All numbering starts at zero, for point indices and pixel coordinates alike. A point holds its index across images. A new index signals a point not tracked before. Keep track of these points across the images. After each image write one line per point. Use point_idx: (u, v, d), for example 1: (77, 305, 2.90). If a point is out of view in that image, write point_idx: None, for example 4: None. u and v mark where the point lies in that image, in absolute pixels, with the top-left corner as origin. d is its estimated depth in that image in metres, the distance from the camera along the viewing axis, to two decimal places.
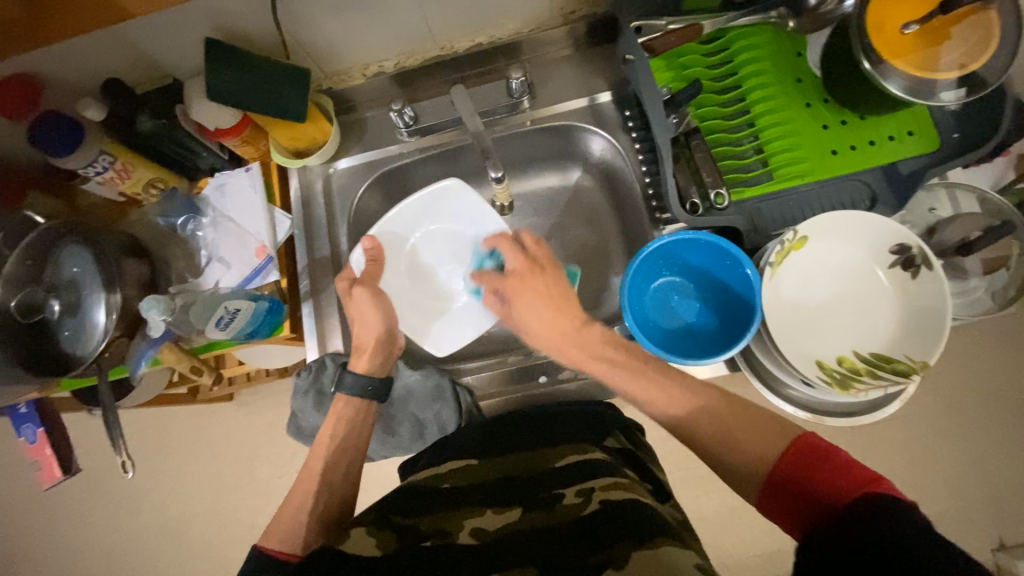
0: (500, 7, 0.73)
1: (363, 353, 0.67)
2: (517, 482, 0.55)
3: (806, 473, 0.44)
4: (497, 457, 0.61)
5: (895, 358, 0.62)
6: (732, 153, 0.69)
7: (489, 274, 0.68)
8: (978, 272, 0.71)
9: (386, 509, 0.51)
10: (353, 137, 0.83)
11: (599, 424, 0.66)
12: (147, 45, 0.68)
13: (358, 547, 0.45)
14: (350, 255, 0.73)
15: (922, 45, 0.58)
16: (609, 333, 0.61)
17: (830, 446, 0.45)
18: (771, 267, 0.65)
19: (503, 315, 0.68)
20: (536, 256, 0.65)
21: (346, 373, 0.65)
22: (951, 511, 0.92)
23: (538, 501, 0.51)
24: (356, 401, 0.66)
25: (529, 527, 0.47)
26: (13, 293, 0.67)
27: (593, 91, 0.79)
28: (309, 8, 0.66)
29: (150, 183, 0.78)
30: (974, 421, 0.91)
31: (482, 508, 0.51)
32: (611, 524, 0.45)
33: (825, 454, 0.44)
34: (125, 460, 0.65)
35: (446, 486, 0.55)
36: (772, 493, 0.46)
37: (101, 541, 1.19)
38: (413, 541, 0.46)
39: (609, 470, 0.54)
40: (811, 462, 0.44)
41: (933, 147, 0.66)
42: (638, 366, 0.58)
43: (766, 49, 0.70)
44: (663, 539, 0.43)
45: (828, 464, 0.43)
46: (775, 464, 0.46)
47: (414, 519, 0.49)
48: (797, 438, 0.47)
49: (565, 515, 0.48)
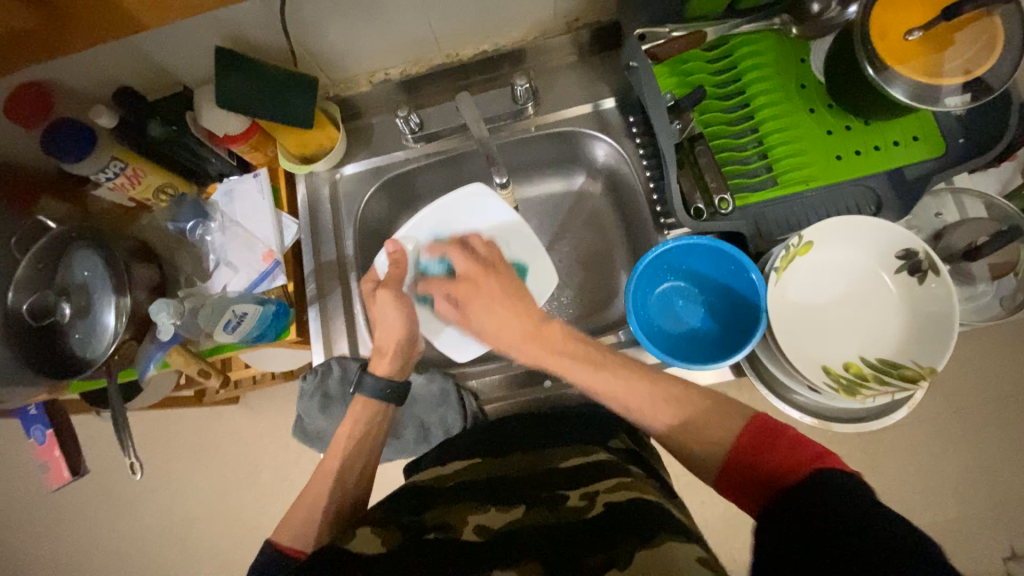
0: (505, 15, 0.74)
1: (383, 356, 0.68)
2: (518, 483, 0.55)
3: (759, 451, 0.46)
4: (499, 458, 0.61)
5: (902, 364, 0.62)
6: (736, 159, 0.69)
7: (434, 280, 0.67)
8: (986, 278, 0.71)
9: (390, 509, 0.51)
10: (360, 143, 0.84)
11: (599, 426, 0.66)
12: (159, 54, 0.70)
13: (364, 543, 0.45)
14: (375, 259, 0.74)
15: (926, 51, 0.58)
16: (568, 329, 0.60)
17: (783, 424, 0.47)
18: (777, 272, 0.64)
19: (460, 323, 0.67)
20: (484, 259, 0.66)
21: (367, 375, 0.66)
22: (960, 519, 0.90)
23: (541, 499, 0.51)
24: (374, 403, 0.66)
25: (533, 523, 0.47)
26: (25, 295, 0.69)
27: (597, 97, 0.80)
28: (318, 17, 0.67)
29: (160, 189, 0.79)
30: (982, 428, 0.90)
31: (485, 507, 0.51)
32: (616, 525, 0.45)
33: (781, 434, 0.46)
34: (132, 462, 0.66)
35: (450, 485, 0.55)
36: (731, 469, 0.47)
37: (107, 543, 1.20)
38: (416, 534, 0.46)
39: (612, 472, 0.54)
40: (766, 441, 0.46)
41: (938, 152, 0.66)
42: (600, 359, 0.57)
43: (770, 56, 0.70)
44: (665, 535, 0.42)
45: (782, 441, 0.45)
46: (736, 443, 0.48)
47: (417, 516, 0.50)
48: (753, 418, 0.49)
49: (568, 514, 0.48)
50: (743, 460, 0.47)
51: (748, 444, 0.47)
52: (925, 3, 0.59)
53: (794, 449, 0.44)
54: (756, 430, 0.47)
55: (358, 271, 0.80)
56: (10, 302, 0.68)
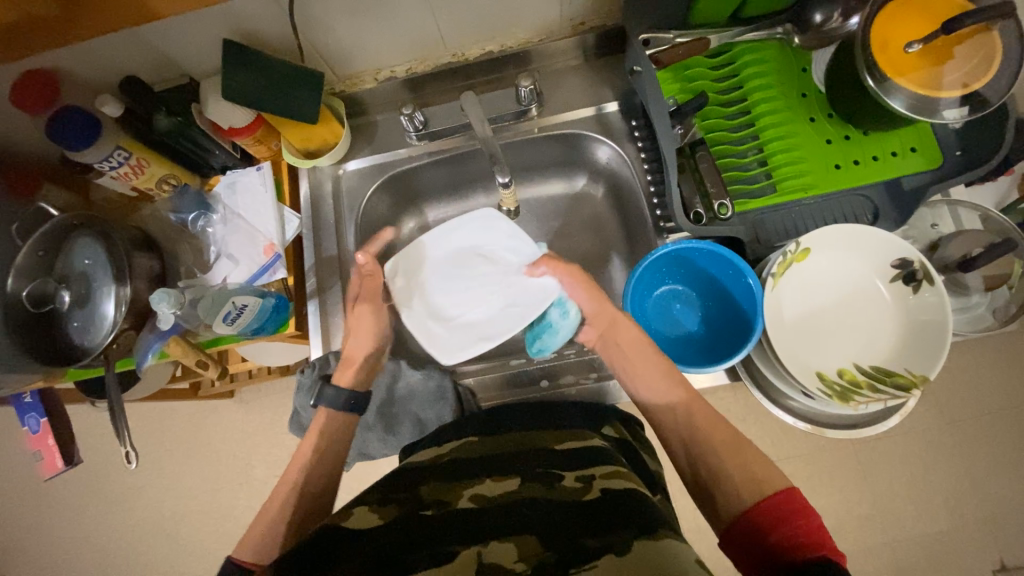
0: (512, 17, 0.75)
1: (348, 367, 0.71)
2: (511, 456, 0.56)
3: (773, 522, 0.46)
4: (495, 437, 0.61)
5: (895, 371, 0.63)
6: (737, 165, 0.70)
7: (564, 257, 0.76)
8: (980, 288, 0.72)
9: (386, 488, 0.52)
10: (364, 140, 0.84)
11: (595, 413, 0.66)
12: (166, 46, 0.70)
13: (361, 522, 0.46)
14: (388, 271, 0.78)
15: (925, 64, 0.59)
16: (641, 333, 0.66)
17: (808, 506, 0.46)
18: (774, 277, 0.65)
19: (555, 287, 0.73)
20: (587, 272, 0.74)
21: (330, 386, 0.68)
22: (952, 529, 0.91)
23: (537, 475, 0.52)
24: (343, 414, 0.68)
25: (527, 496, 0.48)
26: (26, 283, 0.70)
27: (600, 100, 0.80)
28: (326, 13, 0.68)
29: (164, 179, 0.79)
30: (974, 438, 0.91)
31: (480, 476, 0.53)
32: (611, 512, 0.45)
33: (804, 515, 0.45)
34: (128, 451, 0.66)
35: (446, 458, 0.57)
36: (739, 527, 0.48)
37: (99, 534, 1.19)
38: (414, 511, 0.48)
39: (606, 457, 0.55)
40: (782, 513, 0.46)
41: (937, 163, 0.67)
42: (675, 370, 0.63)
43: (772, 64, 0.71)
44: (664, 531, 0.43)
45: (798, 521, 0.45)
46: (753, 503, 0.48)
47: (414, 487, 0.52)
48: (782, 489, 0.48)
49: (563, 493, 0.49)
50: (756, 521, 0.47)
51: (768, 511, 0.47)
52: (926, 16, 0.60)
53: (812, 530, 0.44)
54: (783, 500, 0.47)
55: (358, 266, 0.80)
56: (10, 289, 0.69)
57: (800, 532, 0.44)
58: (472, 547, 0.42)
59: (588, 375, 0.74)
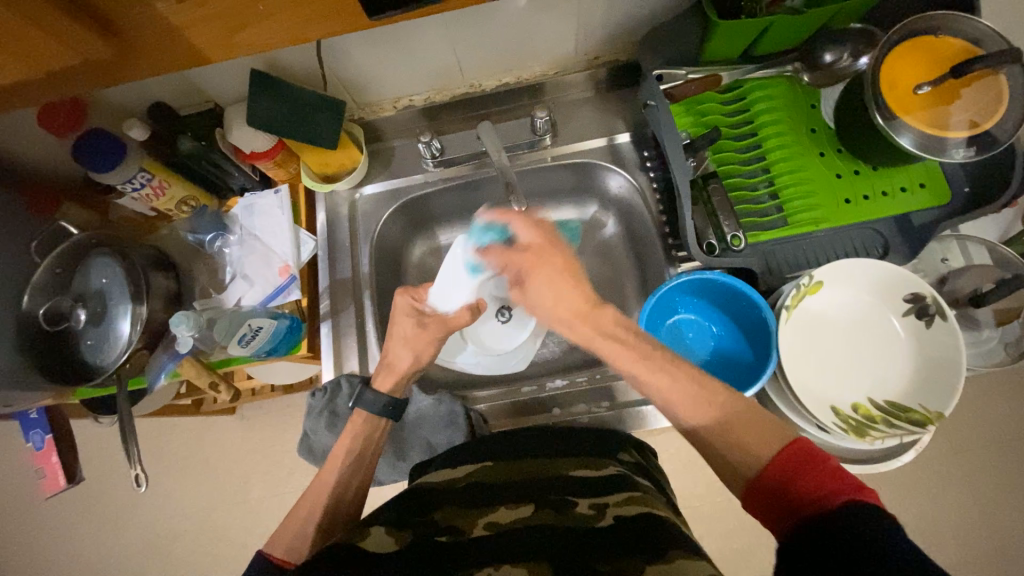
0: (530, 50, 0.77)
1: (391, 373, 0.68)
2: (527, 484, 0.55)
3: (787, 480, 0.41)
4: (512, 463, 0.60)
5: (909, 407, 0.63)
6: (749, 198, 0.71)
7: (496, 250, 0.67)
8: (991, 324, 0.72)
9: (403, 511, 0.51)
10: (380, 164, 0.86)
11: (609, 440, 0.64)
12: (193, 74, 0.72)
13: (377, 544, 0.46)
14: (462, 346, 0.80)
15: (930, 106, 0.61)
16: (621, 314, 0.58)
17: (821, 452, 0.41)
18: (788, 310, 0.65)
19: (523, 294, 0.65)
20: (549, 232, 0.63)
21: (368, 390, 0.66)
22: (966, 566, 0.89)
23: (551, 501, 0.52)
24: (373, 420, 0.66)
25: (541, 522, 0.48)
26: (43, 302, 0.70)
27: (611, 131, 0.82)
28: (349, 45, 0.70)
29: (182, 201, 0.80)
30: (986, 473, 0.90)
31: (494, 505, 0.52)
32: (627, 536, 0.45)
33: (817, 462, 0.41)
34: (138, 473, 0.65)
35: (461, 487, 0.56)
36: (760, 493, 0.42)
37: (93, 554, 1.17)
38: (426, 537, 0.47)
39: (624, 484, 0.54)
40: (797, 468, 0.41)
41: (944, 200, 0.68)
42: (640, 363, 0.53)
43: (782, 100, 0.73)
44: (675, 552, 0.42)
45: (818, 470, 0.40)
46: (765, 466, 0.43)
47: (430, 515, 0.51)
48: (791, 441, 0.43)
49: (576, 519, 0.48)
50: (771, 481, 0.42)
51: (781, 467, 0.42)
52: (933, 59, 0.62)
53: (830, 477, 0.39)
54: (789, 454, 0.42)
55: (371, 289, 0.81)
56: (27, 307, 0.70)
57: (820, 484, 0.39)
58: (483, 569, 0.43)
59: (600, 403, 0.74)
